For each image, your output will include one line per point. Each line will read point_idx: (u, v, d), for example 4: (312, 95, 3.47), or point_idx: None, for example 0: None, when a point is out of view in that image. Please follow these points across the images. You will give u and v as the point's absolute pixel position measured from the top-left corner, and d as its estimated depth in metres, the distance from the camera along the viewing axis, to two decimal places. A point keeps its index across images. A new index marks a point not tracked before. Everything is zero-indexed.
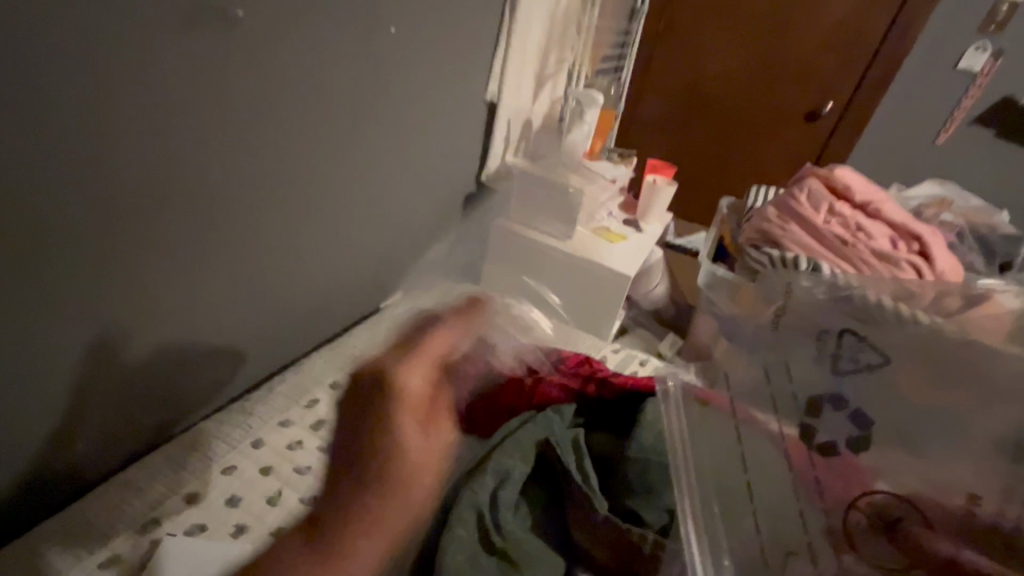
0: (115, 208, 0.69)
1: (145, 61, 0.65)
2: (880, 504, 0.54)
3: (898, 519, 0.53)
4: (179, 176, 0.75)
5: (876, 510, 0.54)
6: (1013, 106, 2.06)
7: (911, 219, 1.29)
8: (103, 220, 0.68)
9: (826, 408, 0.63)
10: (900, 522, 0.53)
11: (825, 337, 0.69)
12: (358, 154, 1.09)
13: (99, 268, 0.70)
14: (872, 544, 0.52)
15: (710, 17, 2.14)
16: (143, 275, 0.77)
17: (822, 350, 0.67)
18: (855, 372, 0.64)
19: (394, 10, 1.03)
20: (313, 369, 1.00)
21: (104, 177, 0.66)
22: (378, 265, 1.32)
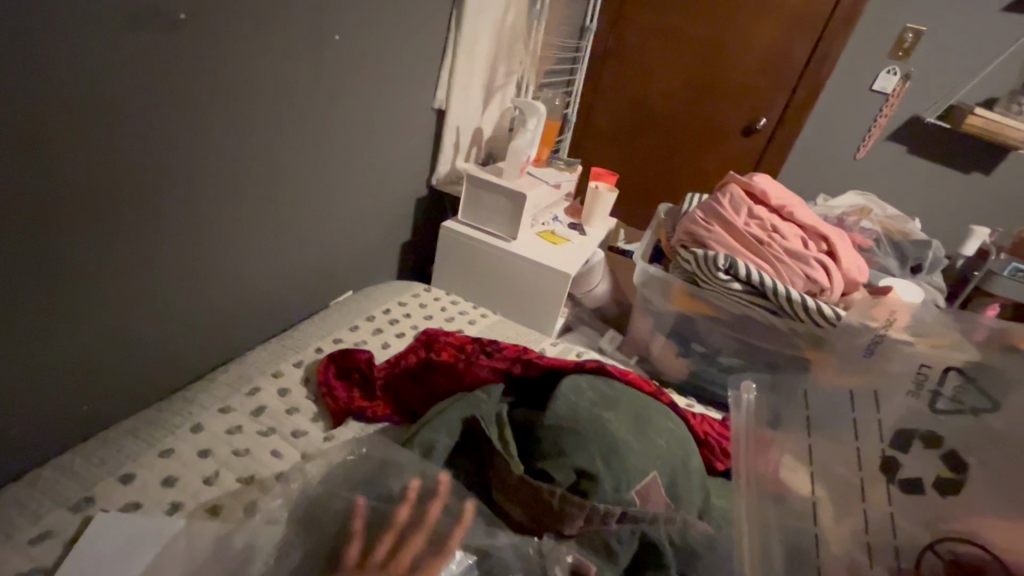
0: (42, 195, 0.71)
1: (81, 55, 0.69)
2: (961, 551, 0.55)
3: (976, 570, 0.54)
4: (112, 167, 0.78)
5: (954, 553, 0.55)
6: (922, 124, 2.21)
7: (822, 223, 1.42)
8: (31, 206, 0.70)
9: (914, 445, 0.64)
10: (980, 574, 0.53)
11: (926, 372, 0.70)
12: (304, 155, 1.13)
13: (25, 255, 0.72)
14: None
15: (655, 37, 2.28)
16: (75, 262, 0.78)
17: (921, 386, 0.69)
18: (956, 412, 0.65)
19: (338, 19, 1.08)
20: (256, 361, 1.03)
21: (33, 164, 0.69)
22: (327, 263, 1.35)
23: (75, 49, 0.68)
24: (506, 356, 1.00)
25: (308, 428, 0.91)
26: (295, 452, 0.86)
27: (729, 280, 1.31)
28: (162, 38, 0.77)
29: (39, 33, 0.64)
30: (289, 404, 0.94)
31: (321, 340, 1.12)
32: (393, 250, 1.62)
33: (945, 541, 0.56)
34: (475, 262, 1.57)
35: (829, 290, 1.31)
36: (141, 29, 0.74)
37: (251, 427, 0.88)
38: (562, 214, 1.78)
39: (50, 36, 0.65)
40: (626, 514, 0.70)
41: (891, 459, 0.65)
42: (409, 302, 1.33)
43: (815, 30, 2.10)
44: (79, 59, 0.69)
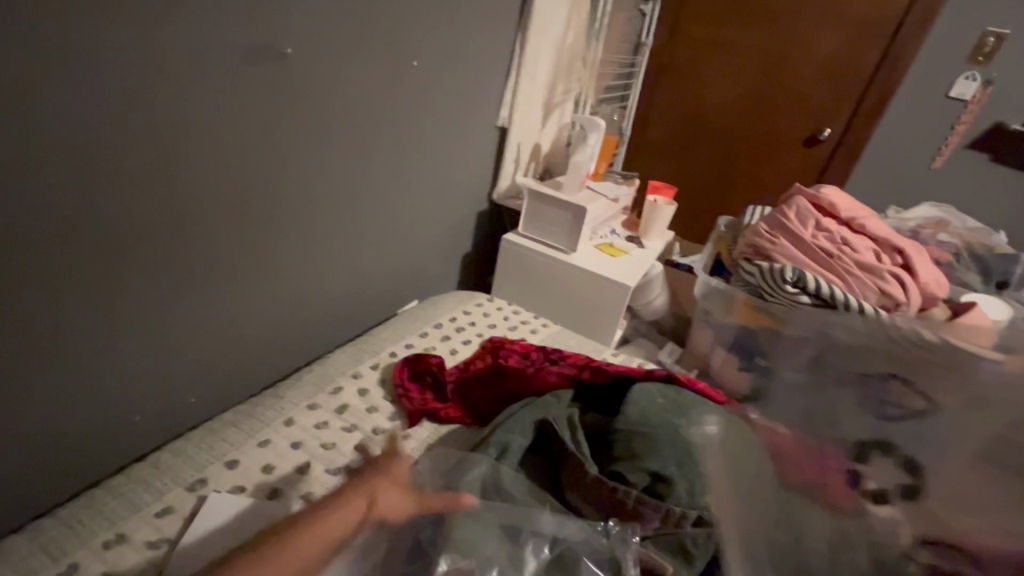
0: (161, 210, 0.81)
1: (200, 85, 0.79)
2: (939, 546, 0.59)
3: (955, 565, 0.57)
4: (218, 185, 0.88)
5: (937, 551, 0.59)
6: (1006, 131, 2.07)
7: (896, 235, 1.37)
8: (155, 217, 0.81)
9: (874, 453, 0.71)
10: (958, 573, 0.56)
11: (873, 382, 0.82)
12: (380, 172, 1.22)
13: (148, 263, 0.82)
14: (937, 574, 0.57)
15: (712, 50, 2.28)
16: (185, 268, 0.88)
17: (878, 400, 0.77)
18: (903, 417, 0.74)
19: (412, 45, 1.16)
20: (338, 362, 1.11)
21: (157, 183, 0.79)
22: (397, 272, 1.43)
23: (195, 81, 0.78)
24: (574, 362, 1.03)
25: (386, 426, 0.97)
26: (376, 447, 0.92)
27: (797, 294, 1.28)
28: (261, 69, 0.87)
29: (169, 68, 0.74)
30: (368, 403, 1.01)
31: (394, 345, 1.19)
32: (455, 262, 1.70)
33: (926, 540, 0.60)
34: (534, 274, 1.61)
35: (905, 304, 1.26)
36: (244, 63, 0.84)
37: (335, 422, 0.95)
38: (619, 227, 1.80)
39: (175, 70, 0.75)
40: (701, 517, 0.71)
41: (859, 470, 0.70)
42: (473, 311, 1.38)
43: (883, 37, 2.03)
44: (199, 90, 0.79)
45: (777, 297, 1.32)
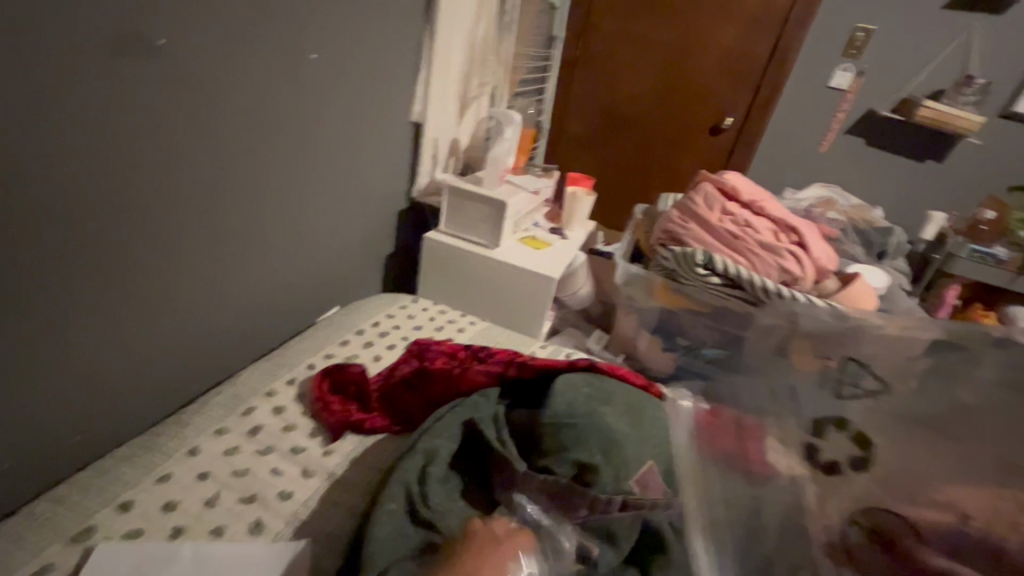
0: (30, 229, 0.71)
1: (56, 86, 0.68)
2: (879, 524, 0.63)
3: (894, 537, 0.61)
4: (92, 198, 0.77)
5: (874, 525, 0.63)
6: (877, 117, 2.29)
7: (791, 214, 1.47)
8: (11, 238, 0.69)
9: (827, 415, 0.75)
10: (895, 540, 0.61)
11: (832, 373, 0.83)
12: (284, 175, 1.14)
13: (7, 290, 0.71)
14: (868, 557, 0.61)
15: (621, 44, 2.36)
16: (56, 293, 0.77)
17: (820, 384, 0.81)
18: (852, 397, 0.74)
19: (311, 38, 1.09)
20: (249, 380, 1.03)
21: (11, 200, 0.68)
22: (313, 280, 1.36)
23: (48, 81, 0.67)
24: (499, 358, 1.02)
25: (306, 444, 0.91)
26: (296, 467, 0.87)
27: (708, 275, 1.36)
28: (131, 67, 0.77)
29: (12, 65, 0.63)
30: (285, 421, 0.95)
31: (313, 356, 1.13)
32: (377, 263, 1.64)
33: (866, 516, 0.65)
34: (460, 271, 1.59)
35: (802, 278, 1.37)
36: (122, 59, 0.75)
37: (249, 445, 0.89)
38: (541, 219, 1.82)
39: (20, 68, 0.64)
40: (628, 502, 0.72)
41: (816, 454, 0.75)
42: (396, 314, 1.34)
43: (772, 33, 2.18)
44: (54, 92, 0.68)
45: (692, 281, 1.39)
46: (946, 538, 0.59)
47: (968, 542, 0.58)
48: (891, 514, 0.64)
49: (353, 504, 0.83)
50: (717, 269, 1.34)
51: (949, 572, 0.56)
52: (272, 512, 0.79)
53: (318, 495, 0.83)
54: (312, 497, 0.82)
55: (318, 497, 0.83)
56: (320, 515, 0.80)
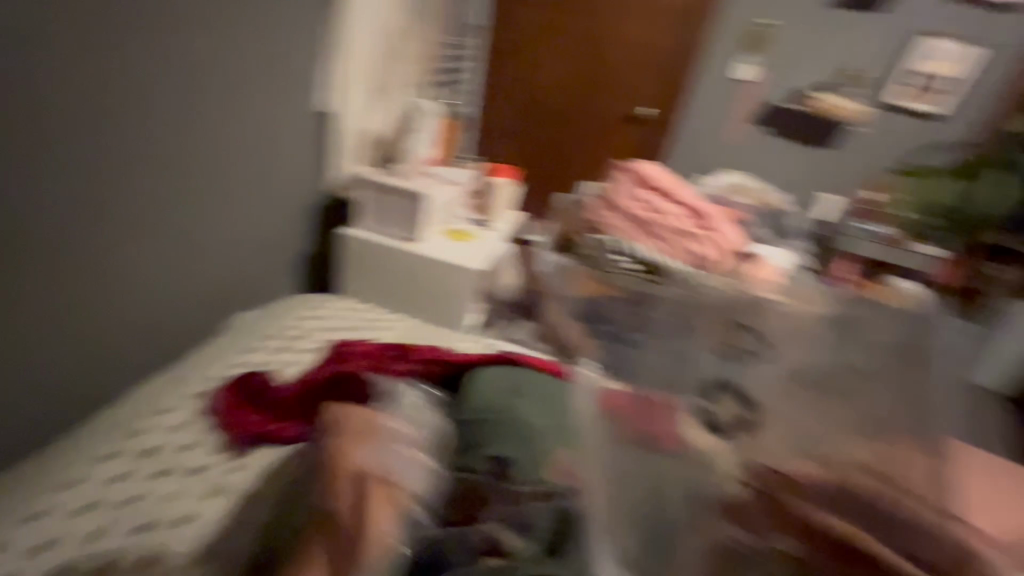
0: None
1: None
2: (764, 482, 0.61)
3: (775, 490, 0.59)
4: None
5: (759, 480, 0.61)
6: (778, 109, 2.43)
7: (697, 200, 1.55)
8: None
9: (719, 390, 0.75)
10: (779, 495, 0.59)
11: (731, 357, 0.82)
12: (158, 172, 1.06)
13: None
14: (755, 514, 0.58)
15: (535, 34, 2.38)
16: None
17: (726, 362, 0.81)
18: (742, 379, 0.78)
19: (174, 22, 1.00)
20: (144, 398, 0.97)
21: None
22: (212, 281, 1.28)
23: None
24: (420, 356, 1.01)
25: (209, 461, 0.86)
26: (197, 486, 0.82)
27: (619, 259, 1.41)
28: None
29: None
30: (186, 439, 0.88)
31: (216, 365, 1.05)
32: (292, 263, 1.56)
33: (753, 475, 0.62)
34: (382, 268, 1.55)
35: (710, 260, 1.45)
36: None
37: (142, 470, 0.83)
38: (466, 212, 1.80)
39: None
40: (547, 492, 0.70)
41: (708, 422, 0.71)
42: (313, 315, 1.28)
43: (677, 23, 2.27)
44: None
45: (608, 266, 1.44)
46: (825, 497, 0.58)
47: (846, 497, 0.58)
48: (767, 468, 0.62)
49: None
50: (630, 254, 1.41)
51: (821, 522, 0.56)
52: (169, 538, 0.74)
53: (222, 513, 0.78)
54: (215, 516, 0.77)
55: (221, 515, 0.77)
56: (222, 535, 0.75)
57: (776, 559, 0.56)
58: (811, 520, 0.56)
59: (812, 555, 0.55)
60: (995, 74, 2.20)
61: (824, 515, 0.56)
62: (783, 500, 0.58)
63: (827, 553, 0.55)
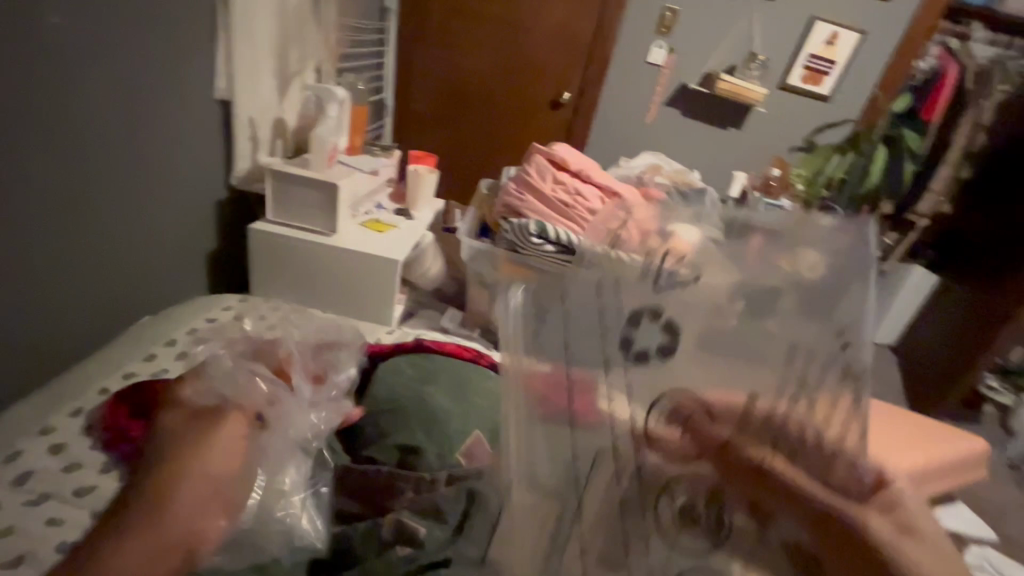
0: None
1: None
2: (676, 406, 0.52)
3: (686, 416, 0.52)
4: None
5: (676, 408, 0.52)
6: (690, 91, 2.53)
7: (614, 182, 1.60)
8: None
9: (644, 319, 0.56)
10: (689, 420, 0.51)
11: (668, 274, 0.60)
12: (39, 170, 0.95)
13: None
14: (665, 444, 0.51)
15: (454, 17, 2.33)
16: None
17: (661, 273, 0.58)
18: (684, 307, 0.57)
19: (46, 5, 0.90)
20: (17, 419, 0.86)
21: None
22: (103, 287, 1.16)
23: None
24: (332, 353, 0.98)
25: (97, 481, 0.79)
26: (83, 511, 0.74)
27: (541, 244, 1.44)
28: None
29: None
30: (68, 460, 0.80)
31: (107, 378, 0.96)
32: (195, 262, 1.45)
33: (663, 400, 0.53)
34: (296, 263, 1.48)
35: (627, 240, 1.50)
36: None
37: (14, 498, 0.74)
38: (386, 201, 1.75)
39: None
40: (452, 475, 0.73)
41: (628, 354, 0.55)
42: (219, 317, 1.20)
43: (596, 8, 2.30)
44: None
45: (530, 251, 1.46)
46: (733, 417, 0.49)
47: (761, 423, 0.48)
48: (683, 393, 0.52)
49: None
50: (550, 237, 1.43)
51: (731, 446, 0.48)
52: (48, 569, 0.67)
53: None
54: None
55: None
56: None
57: (675, 485, 0.50)
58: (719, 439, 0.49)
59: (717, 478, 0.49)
60: (874, 59, 2.42)
61: (729, 435, 0.48)
62: (694, 424, 0.51)
63: (733, 478, 0.47)
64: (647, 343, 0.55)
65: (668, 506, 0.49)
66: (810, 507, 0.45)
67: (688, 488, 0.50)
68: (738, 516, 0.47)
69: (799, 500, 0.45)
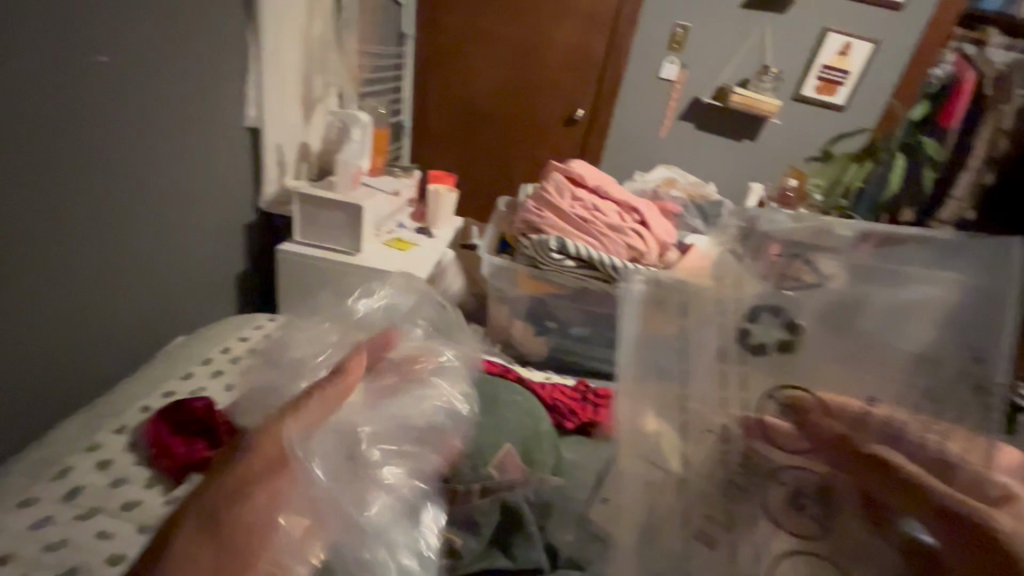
0: None
1: None
2: (796, 399, 0.44)
3: (800, 409, 0.44)
4: None
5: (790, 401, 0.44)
6: (703, 105, 2.55)
7: (631, 197, 1.61)
8: None
9: (765, 314, 0.48)
10: (800, 410, 0.44)
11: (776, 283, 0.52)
12: (89, 198, 1.02)
13: None
14: (782, 434, 0.43)
15: (469, 41, 2.41)
16: None
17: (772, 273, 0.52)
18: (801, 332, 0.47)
19: (97, 47, 0.97)
20: (63, 436, 0.89)
21: None
22: (142, 308, 1.21)
23: None
24: None
25: (142, 496, 0.82)
26: (130, 526, 0.77)
27: (562, 259, 1.46)
28: None
29: None
30: (114, 476, 0.84)
31: (148, 397, 1.00)
32: (226, 283, 1.50)
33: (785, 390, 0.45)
34: (322, 282, 1.52)
35: (646, 253, 1.50)
36: None
37: (66, 513, 0.77)
38: (406, 220, 1.79)
39: None
40: (486, 488, 0.77)
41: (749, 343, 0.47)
42: (251, 335, 1.24)
43: (607, 27, 2.35)
44: None
45: (550, 267, 1.47)
46: (848, 414, 0.42)
47: (876, 415, 0.42)
48: (804, 389, 0.44)
49: None
50: (570, 253, 1.44)
51: (854, 438, 0.41)
52: None
53: None
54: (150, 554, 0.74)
55: None
56: None
57: (785, 472, 0.42)
58: (836, 433, 0.41)
59: (831, 474, 0.41)
60: (887, 68, 2.43)
61: (848, 428, 0.41)
62: (811, 419, 0.43)
63: (850, 473, 0.40)
64: (768, 335, 0.46)
65: (777, 495, 0.41)
66: (939, 504, 0.36)
67: (797, 476, 0.41)
68: (849, 524, 0.39)
69: (931, 505, 0.36)
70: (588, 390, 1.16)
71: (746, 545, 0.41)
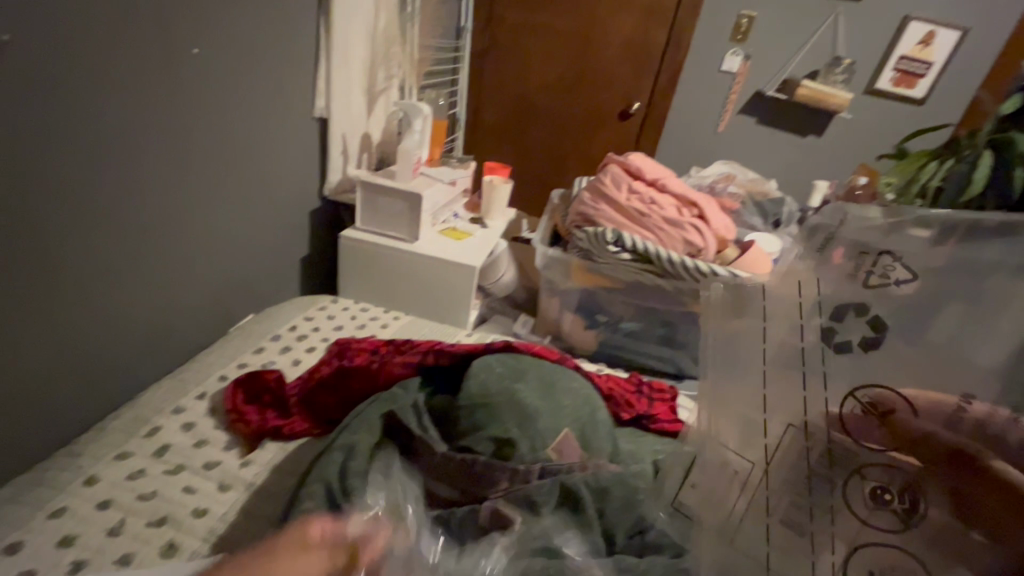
0: None
1: None
2: (879, 395, 0.54)
3: (889, 411, 0.52)
4: None
5: (873, 399, 0.54)
6: (767, 98, 2.44)
7: (691, 191, 1.57)
8: None
9: (850, 314, 0.58)
10: (891, 415, 0.52)
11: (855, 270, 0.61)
12: (179, 180, 1.10)
13: None
14: (859, 426, 0.53)
15: (526, 33, 2.41)
16: None
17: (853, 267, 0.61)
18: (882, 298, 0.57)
19: (188, 38, 1.05)
20: (150, 399, 0.97)
21: None
22: (219, 285, 1.30)
23: None
24: (419, 349, 1.03)
25: (221, 457, 0.88)
26: (211, 483, 0.84)
27: (618, 252, 1.44)
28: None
29: None
30: (196, 437, 0.91)
31: (224, 366, 1.07)
32: (292, 267, 1.59)
33: (862, 387, 0.55)
34: (382, 267, 1.58)
35: (704, 249, 1.47)
36: None
37: (155, 467, 0.84)
38: (461, 210, 1.82)
39: None
40: (545, 470, 0.79)
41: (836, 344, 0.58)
42: (316, 316, 1.30)
43: (668, 18, 2.28)
44: None
45: (604, 259, 1.46)
46: (944, 415, 0.50)
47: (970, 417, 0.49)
48: (887, 386, 0.54)
49: (271, 513, 0.81)
50: (626, 246, 1.42)
51: (933, 438, 0.49)
52: (183, 531, 0.76)
53: (234, 507, 0.81)
54: (228, 510, 0.80)
55: (234, 509, 0.80)
56: (236, 528, 0.78)
57: (870, 468, 0.51)
58: (924, 431, 0.50)
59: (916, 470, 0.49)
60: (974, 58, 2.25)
61: (938, 428, 0.49)
62: (897, 420, 0.51)
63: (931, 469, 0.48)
64: (852, 334, 0.57)
65: (861, 488, 0.51)
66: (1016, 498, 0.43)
67: (882, 473, 0.51)
68: (934, 509, 0.47)
69: (1014, 503, 0.43)
70: (641, 381, 1.15)
71: (826, 537, 0.52)
